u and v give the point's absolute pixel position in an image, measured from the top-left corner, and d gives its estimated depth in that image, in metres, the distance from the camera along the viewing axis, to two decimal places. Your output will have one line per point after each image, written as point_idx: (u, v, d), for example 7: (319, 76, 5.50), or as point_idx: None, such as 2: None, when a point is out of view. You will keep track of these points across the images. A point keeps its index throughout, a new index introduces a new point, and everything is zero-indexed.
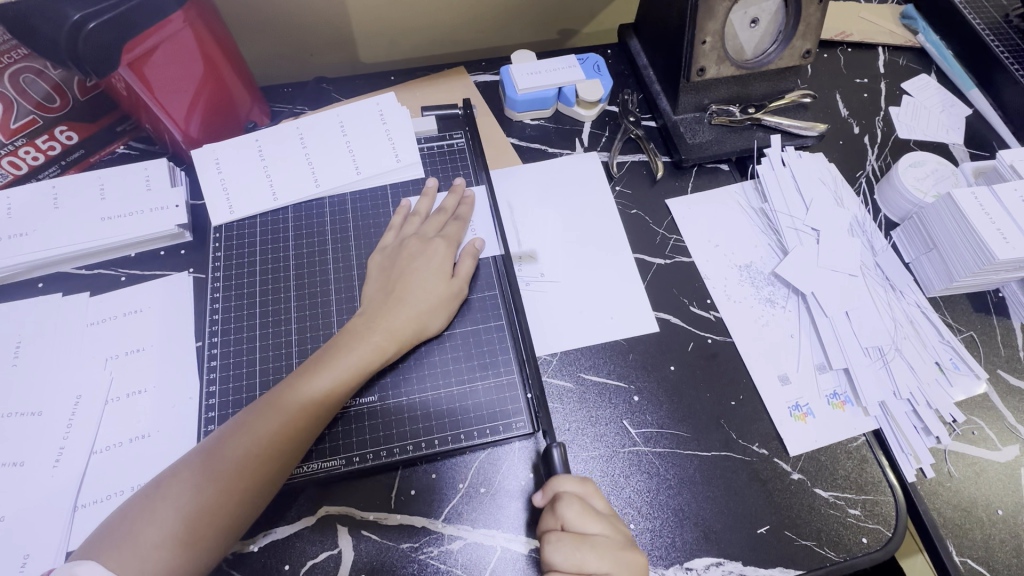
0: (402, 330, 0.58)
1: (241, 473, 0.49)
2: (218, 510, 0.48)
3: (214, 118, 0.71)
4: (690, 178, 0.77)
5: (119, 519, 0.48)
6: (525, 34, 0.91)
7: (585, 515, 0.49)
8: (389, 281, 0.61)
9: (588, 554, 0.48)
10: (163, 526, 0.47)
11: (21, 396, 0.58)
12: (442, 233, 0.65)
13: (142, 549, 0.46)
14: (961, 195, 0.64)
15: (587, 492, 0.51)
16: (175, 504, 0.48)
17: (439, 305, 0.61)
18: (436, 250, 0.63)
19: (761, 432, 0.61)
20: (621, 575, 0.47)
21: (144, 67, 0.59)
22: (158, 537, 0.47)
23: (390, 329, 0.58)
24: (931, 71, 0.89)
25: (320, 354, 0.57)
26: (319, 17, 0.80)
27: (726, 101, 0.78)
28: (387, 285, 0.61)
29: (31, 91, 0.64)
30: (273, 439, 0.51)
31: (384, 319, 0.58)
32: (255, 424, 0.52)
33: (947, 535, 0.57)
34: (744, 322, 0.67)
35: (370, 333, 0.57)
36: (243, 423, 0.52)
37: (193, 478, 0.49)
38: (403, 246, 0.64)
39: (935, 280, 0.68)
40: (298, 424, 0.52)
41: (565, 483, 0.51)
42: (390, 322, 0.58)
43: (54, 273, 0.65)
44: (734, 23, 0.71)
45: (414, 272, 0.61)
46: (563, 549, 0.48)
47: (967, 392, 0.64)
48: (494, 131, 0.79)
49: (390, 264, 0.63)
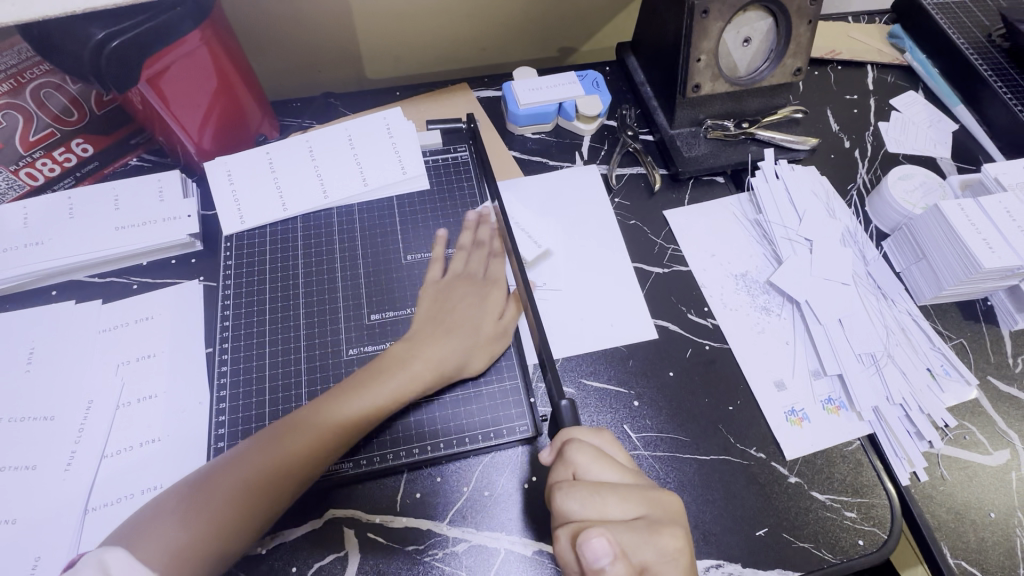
0: (441, 363, 0.59)
1: (267, 484, 0.51)
2: (239, 518, 0.50)
3: (225, 131, 0.73)
4: (687, 191, 0.79)
5: (147, 514, 0.50)
6: (526, 51, 0.94)
7: (599, 461, 0.49)
8: (442, 313, 0.63)
9: (606, 497, 0.47)
10: (188, 527, 0.48)
11: (35, 401, 0.59)
12: (488, 273, 0.67)
13: (165, 546, 0.47)
14: (949, 207, 0.66)
15: (601, 441, 0.52)
16: (200, 505, 0.49)
17: (485, 346, 0.62)
18: (487, 296, 0.65)
19: (758, 437, 0.63)
20: (647, 515, 0.46)
21: (161, 81, 0.61)
22: (181, 537, 0.48)
23: (429, 359, 0.59)
24: (918, 87, 0.92)
25: (355, 376, 0.58)
26: (327, 35, 0.83)
27: (720, 117, 0.81)
28: (441, 318, 0.63)
29: (49, 104, 0.66)
30: (301, 450, 0.52)
31: (430, 349, 0.60)
32: (288, 434, 0.53)
33: (941, 538, 0.58)
34: (740, 329, 0.69)
35: (411, 362, 0.59)
36: (277, 432, 0.54)
37: (220, 484, 0.51)
38: (450, 283, 0.66)
39: (925, 289, 0.70)
40: (326, 445, 0.53)
41: (577, 432, 0.53)
42: (434, 351, 0.60)
43: (67, 281, 0.67)
44: (726, 43, 0.74)
45: (461, 305, 0.64)
46: (579, 495, 0.47)
47: (958, 398, 0.66)
48: (497, 144, 0.82)
49: (444, 298, 0.64)
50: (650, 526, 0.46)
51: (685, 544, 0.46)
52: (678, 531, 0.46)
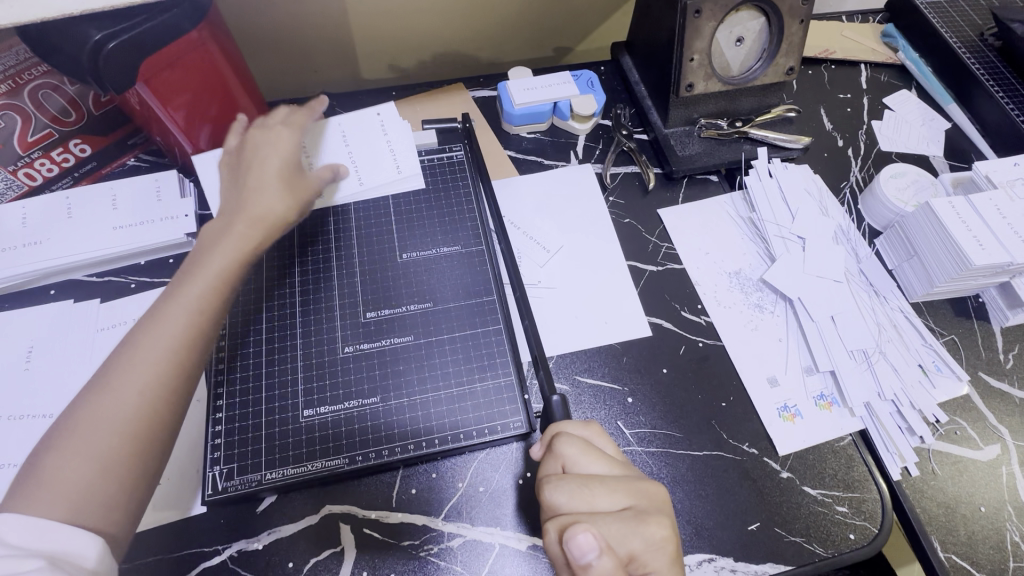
0: (262, 215, 0.59)
1: (154, 380, 0.49)
2: (131, 429, 0.48)
3: (222, 132, 0.73)
4: (681, 189, 0.80)
5: (29, 468, 0.46)
6: (521, 51, 0.95)
7: (587, 454, 0.50)
8: (242, 170, 0.62)
9: (594, 489, 0.47)
10: (76, 460, 0.46)
11: (33, 399, 0.60)
12: (288, 122, 0.67)
13: (53, 484, 0.45)
14: (939, 204, 0.67)
15: (590, 435, 0.53)
16: (83, 438, 0.47)
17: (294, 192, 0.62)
18: (284, 134, 0.65)
19: (751, 432, 0.63)
20: (633, 506, 0.47)
21: (159, 83, 0.62)
22: (62, 474, 0.45)
23: (251, 215, 0.59)
24: (911, 86, 0.93)
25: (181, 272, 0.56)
26: (323, 36, 0.83)
27: (714, 116, 0.81)
28: (237, 169, 0.63)
29: (47, 105, 0.66)
30: (164, 373, 0.50)
31: (241, 208, 0.59)
32: (157, 330, 0.51)
33: (931, 531, 0.59)
34: (733, 325, 0.70)
35: (233, 223, 0.58)
36: (150, 327, 0.52)
37: (78, 422, 0.47)
38: (244, 143, 0.65)
39: (916, 285, 0.71)
40: (147, 357, 0.50)
41: (567, 425, 0.54)
42: (253, 205, 0.59)
43: (66, 280, 0.68)
44: (719, 43, 0.74)
45: (256, 155, 0.63)
46: (567, 489, 0.47)
47: (949, 394, 0.66)
48: (492, 144, 0.82)
49: (239, 153, 0.64)
50: (637, 516, 0.46)
51: (672, 535, 0.46)
52: (664, 521, 0.46)
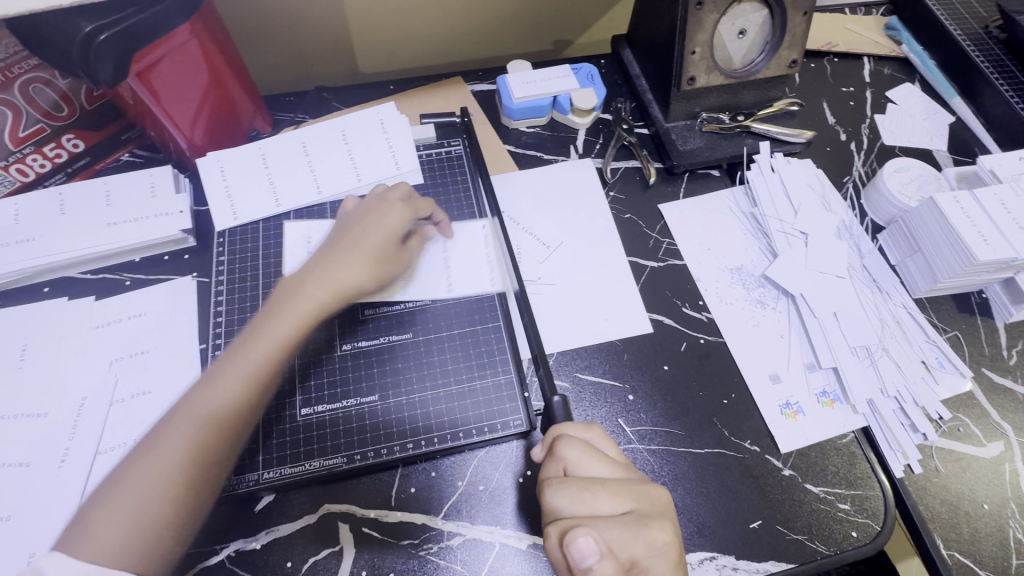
0: (340, 280, 0.58)
1: (204, 438, 0.49)
2: (178, 486, 0.48)
3: (217, 126, 0.72)
4: (683, 184, 0.79)
5: (76, 520, 0.46)
6: (521, 44, 0.94)
7: (589, 456, 0.49)
8: (342, 236, 0.61)
9: (596, 492, 0.47)
10: (124, 511, 0.46)
11: (28, 398, 0.59)
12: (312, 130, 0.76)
13: (96, 544, 0.45)
14: (944, 198, 0.66)
15: (591, 437, 0.52)
16: (149, 495, 0.47)
17: (386, 260, 0.61)
18: (398, 210, 0.63)
19: (752, 430, 0.63)
20: (635, 510, 0.46)
21: (151, 76, 0.61)
22: (110, 531, 0.45)
23: (327, 279, 0.58)
24: (915, 79, 0.92)
25: (246, 330, 0.55)
26: (320, 28, 0.82)
27: (716, 110, 0.80)
28: (337, 239, 0.61)
29: (39, 100, 0.65)
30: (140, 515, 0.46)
31: (322, 272, 0.58)
32: (176, 431, 0.49)
33: (934, 528, 0.59)
34: (734, 322, 0.69)
35: (307, 286, 0.57)
36: (166, 431, 0.50)
37: (137, 467, 0.48)
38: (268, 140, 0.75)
39: (920, 281, 0.70)
40: (210, 411, 0.50)
41: (568, 428, 0.53)
42: (331, 272, 0.58)
43: (60, 277, 0.67)
44: (721, 35, 0.73)
45: (366, 228, 0.61)
46: (568, 492, 0.47)
47: (953, 390, 0.66)
48: (491, 139, 0.81)
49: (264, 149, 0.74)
50: (639, 521, 0.45)
51: (674, 540, 0.46)
52: (665, 526, 0.46)
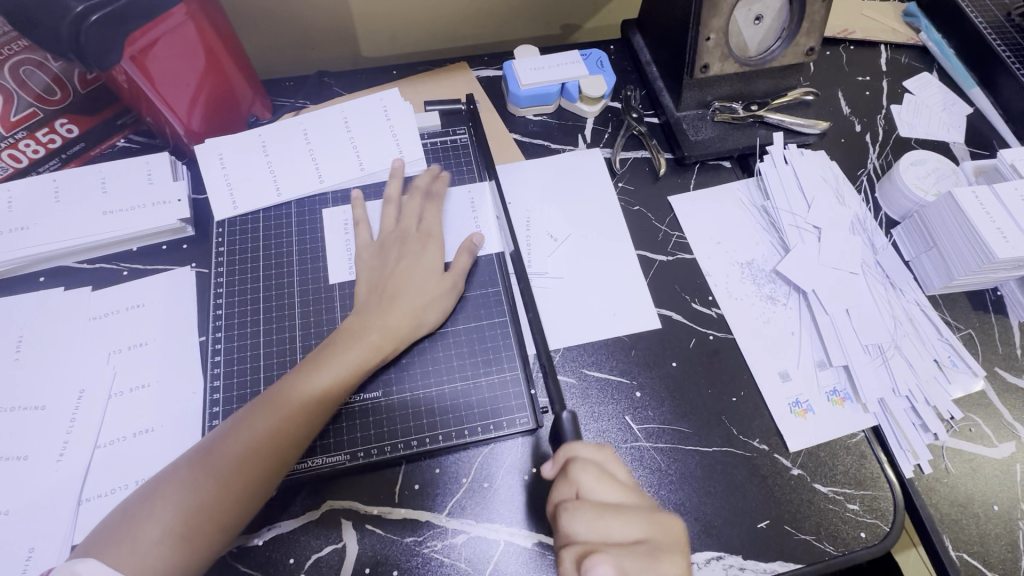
0: (399, 328, 0.58)
1: (256, 454, 0.51)
2: (224, 495, 0.49)
3: (216, 112, 0.70)
4: (693, 175, 0.77)
5: (127, 510, 0.48)
6: (528, 28, 0.91)
7: (602, 481, 0.49)
8: (388, 283, 0.61)
9: (610, 519, 0.47)
10: (173, 512, 0.48)
11: (25, 391, 0.58)
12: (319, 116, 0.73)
13: (142, 544, 0.46)
14: (962, 193, 0.65)
15: (603, 458, 0.51)
16: (198, 500, 0.48)
17: (439, 303, 0.61)
18: (434, 249, 0.63)
19: (761, 428, 0.62)
20: (649, 540, 0.46)
21: (146, 59, 0.59)
22: (156, 533, 0.47)
23: (387, 326, 0.58)
24: (932, 68, 0.89)
25: (305, 363, 0.56)
26: (321, 11, 0.79)
27: (728, 99, 0.78)
28: (385, 283, 0.61)
29: (30, 83, 0.63)
30: (187, 518, 0.48)
31: (382, 315, 0.58)
32: (234, 439, 0.51)
33: (944, 530, 0.58)
34: (744, 318, 0.68)
35: (368, 331, 0.57)
36: (226, 435, 0.52)
37: (193, 473, 0.50)
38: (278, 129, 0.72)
39: (935, 278, 0.68)
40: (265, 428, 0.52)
41: (581, 448, 0.51)
42: (390, 320, 0.58)
43: (56, 267, 0.65)
44: (737, 21, 0.71)
45: (413, 272, 0.61)
46: (583, 517, 0.47)
47: (965, 389, 0.65)
48: (497, 127, 0.79)
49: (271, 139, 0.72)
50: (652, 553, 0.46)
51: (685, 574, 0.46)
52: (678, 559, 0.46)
